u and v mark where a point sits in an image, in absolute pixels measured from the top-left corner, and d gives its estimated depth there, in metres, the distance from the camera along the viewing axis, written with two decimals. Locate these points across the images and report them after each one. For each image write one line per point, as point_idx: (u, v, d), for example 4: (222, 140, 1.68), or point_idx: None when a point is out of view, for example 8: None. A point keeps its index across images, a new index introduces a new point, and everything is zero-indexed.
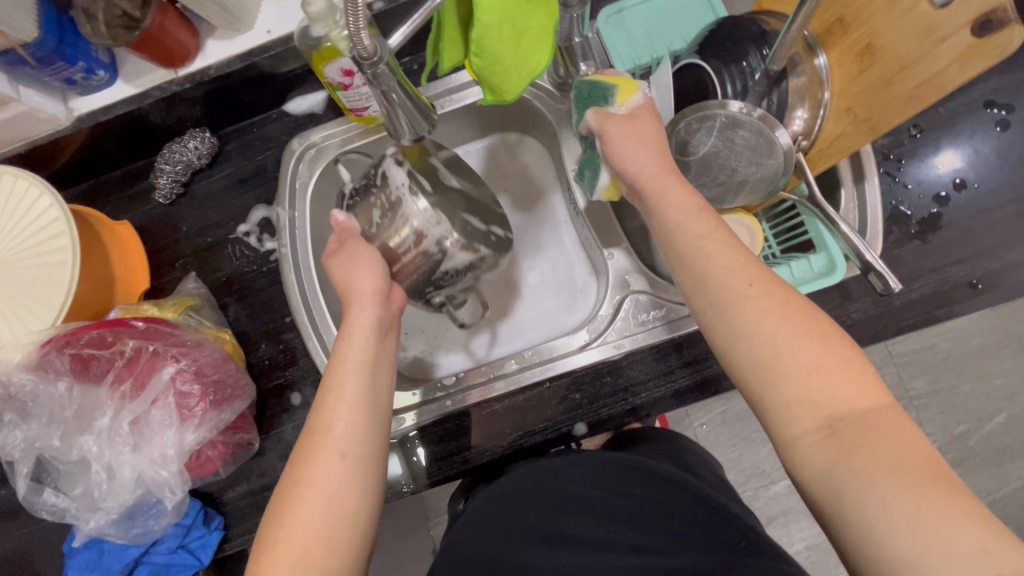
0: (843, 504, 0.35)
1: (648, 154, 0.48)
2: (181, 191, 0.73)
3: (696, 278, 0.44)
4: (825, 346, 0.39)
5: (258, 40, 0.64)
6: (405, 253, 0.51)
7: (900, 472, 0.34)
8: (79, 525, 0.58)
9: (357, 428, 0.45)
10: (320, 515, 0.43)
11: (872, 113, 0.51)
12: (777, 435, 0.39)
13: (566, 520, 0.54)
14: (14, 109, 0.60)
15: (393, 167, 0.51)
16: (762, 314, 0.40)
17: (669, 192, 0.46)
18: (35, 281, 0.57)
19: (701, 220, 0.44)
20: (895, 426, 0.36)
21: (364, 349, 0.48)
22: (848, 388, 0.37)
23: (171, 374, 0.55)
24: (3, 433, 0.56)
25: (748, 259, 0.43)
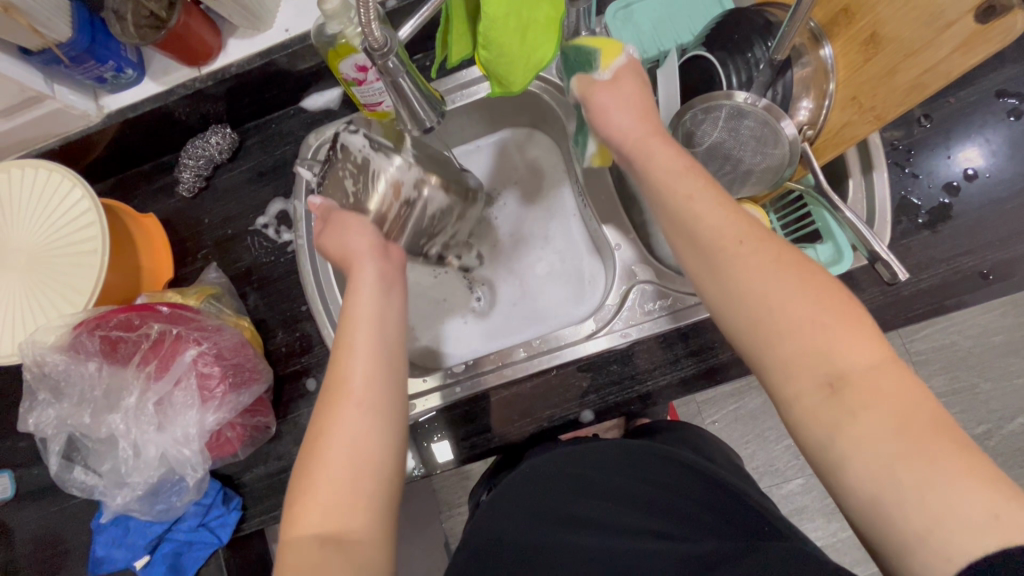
0: (847, 465, 0.36)
1: (633, 118, 0.48)
2: (203, 185, 0.76)
3: (688, 238, 0.44)
4: (820, 300, 0.39)
5: (277, 39, 0.67)
6: (388, 209, 0.52)
7: (904, 429, 0.34)
8: (106, 501, 0.60)
9: (370, 372, 0.47)
10: (350, 451, 0.44)
11: (877, 102, 0.51)
12: (780, 398, 0.40)
13: (582, 501, 0.55)
14: (49, 106, 0.63)
15: (350, 132, 0.51)
16: (755, 270, 0.41)
17: (656, 154, 0.46)
18: (70, 268, 0.61)
19: (687, 181, 0.44)
20: (898, 382, 0.36)
21: (371, 303, 0.50)
22: (848, 343, 0.37)
23: (192, 356, 0.58)
24: (39, 411, 0.59)
25: (738, 216, 0.43)
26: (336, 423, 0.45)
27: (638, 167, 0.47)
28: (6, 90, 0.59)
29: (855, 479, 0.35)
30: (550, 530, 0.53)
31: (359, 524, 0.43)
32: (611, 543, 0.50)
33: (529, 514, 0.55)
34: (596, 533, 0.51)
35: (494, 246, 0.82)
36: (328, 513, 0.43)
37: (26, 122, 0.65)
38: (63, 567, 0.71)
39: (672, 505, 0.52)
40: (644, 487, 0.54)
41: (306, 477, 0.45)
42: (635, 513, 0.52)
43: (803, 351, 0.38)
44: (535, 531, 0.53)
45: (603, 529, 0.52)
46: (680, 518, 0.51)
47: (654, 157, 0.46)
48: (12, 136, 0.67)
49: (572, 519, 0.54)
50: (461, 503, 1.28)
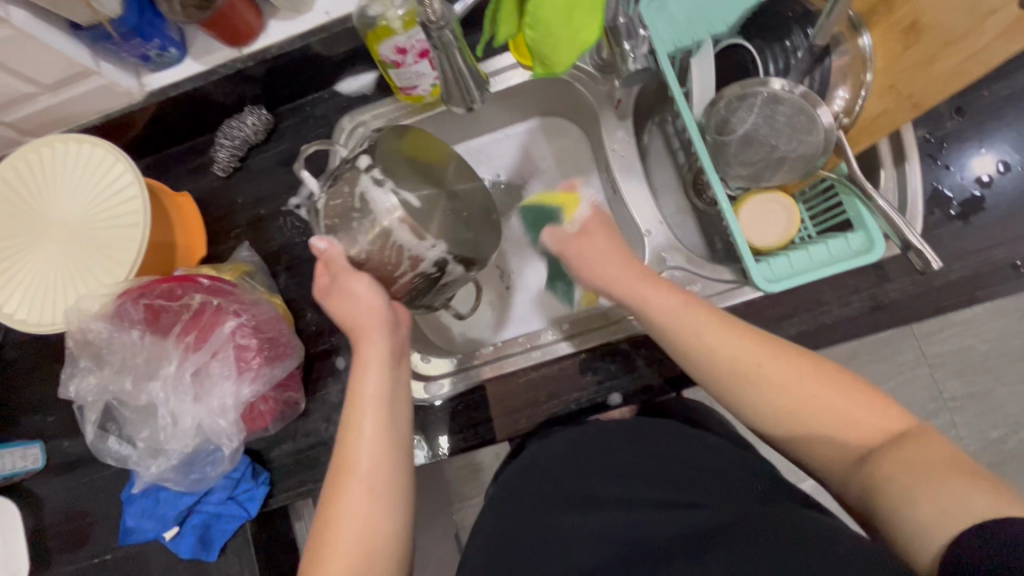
0: (886, 511, 0.39)
1: (614, 267, 0.56)
2: (238, 164, 0.77)
3: (715, 375, 0.49)
4: (834, 389, 0.44)
5: (317, 21, 0.68)
6: (407, 277, 0.55)
7: (936, 478, 0.38)
8: (141, 471, 0.61)
9: (377, 459, 0.48)
10: (365, 519, 0.46)
11: (914, 89, 0.52)
12: (828, 477, 0.45)
13: (593, 483, 0.55)
14: (95, 82, 0.65)
15: (375, 187, 0.52)
16: (779, 380, 0.46)
17: (644, 291, 0.54)
18: (112, 241, 0.62)
19: (690, 316, 0.51)
20: (919, 442, 0.40)
21: (377, 383, 0.51)
22: (863, 423, 0.43)
23: (231, 328, 0.59)
24: (79, 378, 0.60)
25: (736, 329, 0.49)
26: (341, 506, 0.47)
27: (632, 304, 0.54)
28: (56, 64, 0.61)
29: (894, 529, 0.39)
30: (554, 514, 0.53)
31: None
32: (621, 516, 0.50)
33: (537, 505, 0.56)
34: (602, 512, 0.52)
35: (520, 234, 0.82)
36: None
37: (72, 97, 0.66)
38: (91, 537, 0.72)
39: (677, 474, 0.53)
40: (646, 461, 0.56)
41: (314, 560, 0.46)
42: (641, 483, 0.53)
43: (823, 434, 0.44)
44: (545, 508, 0.54)
45: (613, 507, 0.52)
46: (684, 486, 0.52)
47: (649, 300, 0.53)
48: (57, 112, 0.68)
49: (583, 500, 0.54)
50: (472, 495, 1.29)
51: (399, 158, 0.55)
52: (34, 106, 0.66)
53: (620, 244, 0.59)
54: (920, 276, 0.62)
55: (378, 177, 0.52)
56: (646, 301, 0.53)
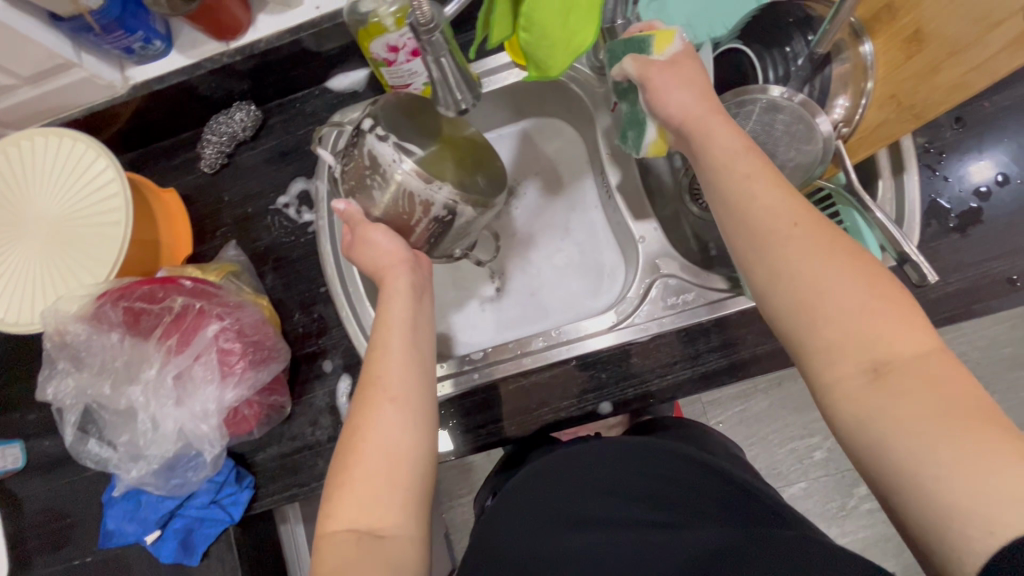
0: (895, 444, 0.35)
1: (691, 93, 0.48)
2: (225, 161, 0.75)
3: (739, 218, 0.43)
4: (875, 288, 0.38)
5: (307, 16, 0.66)
6: (422, 225, 0.54)
7: (948, 414, 0.34)
8: (121, 474, 0.60)
9: (403, 373, 0.49)
10: (395, 431, 0.47)
11: (916, 100, 0.50)
12: (815, 376, 0.40)
13: (596, 502, 0.53)
14: (76, 74, 0.63)
15: (378, 141, 0.50)
16: (804, 256, 0.40)
17: (714, 131, 0.46)
18: (92, 239, 0.60)
19: (749, 162, 0.44)
20: (943, 368, 0.36)
21: (405, 309, 0.52)
22: (895, 332, 0.37)
23: (214, 332, 0.57)
24: (58, 380, 0.59)
25: (793, 196, 0.42)
26: (370, 417, 0.47)
27: (695, 145, 0.47)
28: (34, 56, 0.59)
29: (901, 450, 0.35)
30: (554, 537, 0.51)
31: (393, 523, 0.45)
32: (616, 539, 0.49)
33: (532, 521, 0.54)
34: (599, 533, 0.50)
35: (513, 237, 0.81)
36: (363, 509, 0.44)
37: (53, 89, 0.64)
38: (72, 538, 0.71)
39: (672, 496, 0.52)
40: (646, 483, 0.53)
41: (339, 474, 0.46)
42: (637, 505, 0.51)
43: (844, 335, 0.38)
44: (541, 530, 0.53)
45: (618, 529, 0.50)
46: (679, 509, 0.50)
47: (713, 138, 0.46)
48: (37, 104, 0.66)
49: (578, 518, 0.52)
50: (463, 495, 1.29)
51: (404, 117, 0.52)
52: (13, 97, 0.64)
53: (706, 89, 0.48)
54: (916, 288, 0.61)
55: (382, 134, 0.50)
56: (701, 132, 0.46)
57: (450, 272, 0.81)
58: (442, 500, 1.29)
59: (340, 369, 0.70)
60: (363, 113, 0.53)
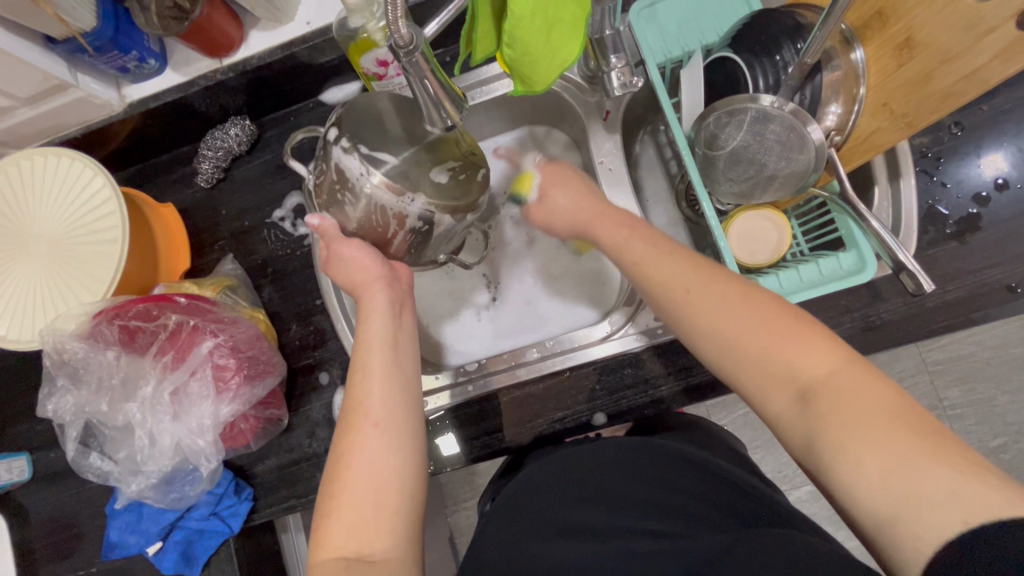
0: (835, 470, 0.37)
1: (569, 209, 0.58)
2: (222, 176, 0.76)
3: (646, 290, 0.50)
4: (771, 325, 0.42)
5: (299, 32, 0.67)
6: (401, 236, 0.55)
7: (867, 428, 0.36)
8: (121, 488, 0.61)
9: (385, 397, 0.49)
10: (378, 463, 0.47)
11: (909, 109, 0.50)
12: (769, 417, 0.43)
13: (585, 508, 0.54)
14: (72, 95, 0.64)
15: (345, 155, 0.50)
16: (710, 312, 0.45)
17: (604, 229, 0.55)
18: (89, 259, 0.61)
19: (642, 248, 0.51)
20: (856, 382, 0.38)
21: (383, 327, 0.53)
22: (806, 358, 0.41)
23: (209, 348, 0.58)
24: (57, 397, 0.60)
25: (687, 265, 0.48)
26: (353, 444, 0.47)
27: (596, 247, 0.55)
28: (30, 78, 0.60)
29: (842, 478, 0.37)
30: (551, 544, 0.51)
31: (382, 547, 0.44)
32: (605, 547, 0.50)
33: (534, 530, 0.54)
34: (596, 543, 0.50)
35: (509, 244, 0.81)
36: (351, 534, 0.44)
37: (50, 110, 0.65)
38: (78, 549, 0.72)
39: (670, 504, 0.52)
40: (642, 489, 0.54)
41: (326, 504, 0.46)
42: (630, 513, 0.52)
43: (766, 374, 0.42)
44: (536, 540, 0.52)
45: (609, 535, 0.51)
46: (682, 517, 0.50)
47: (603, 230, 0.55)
48: (36, 124, 0.67)
49: (572, 527, 0.53)
50: (467, 498, 1.29)
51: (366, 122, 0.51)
52: (10, 119, 0.65)
53: (584, 191, 0.58)
54: (913, 297, 0.61)
55: (347, 146, 0.50)
56: (600, 230, 0.55)
57: (445, 282, 0.80)
58: (447, 503, 1.30)
59: (336, 381, 0.70)
60: (330, 120, 0.53)
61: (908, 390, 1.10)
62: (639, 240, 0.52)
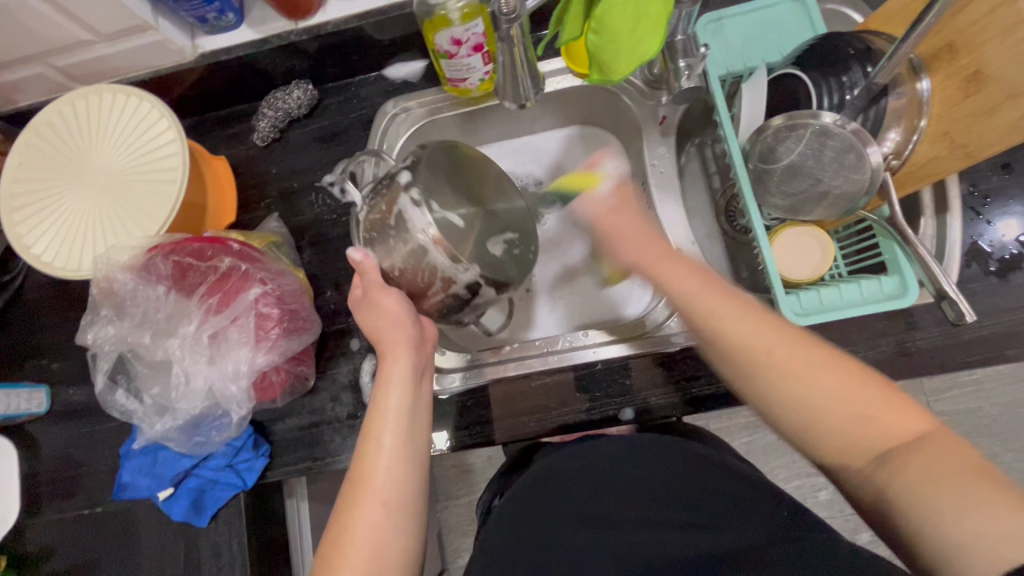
0: (909, 517, 0.40)
1: (638, 246, 0.56)
2: (277, 136, 0.78)
3: (721, 351, 0.50)
4: (863, 386, 0.45)
5: (376, 4, 0.68)
6: (439, 297, 0.56)
7: (948, 479, 0.39)
8: (144, 428, 0.61)
9: (393, 475, 0.50)
10: (384, 527, 0.48)
11: (969, 139, 0.52)
12: (841, 475, 0.46)
13: (609, 500, 0.53)
14: (150, 37, 0.65)
15: (411, 204, 0.52)
16: (804, 363, 0.46)
17: (673, 274, 0.53)
18: (147, 196, 0.62)
19: (713, 297, 0.50)
20: (947, 445, 0.41)
21: (400, 399, 0.53)
22: (896, 423, 0.43)
23: (255, 295, 0.59)
24: (98, 327, 0.60)
25: (767, 318, 0.48)
26: (358, 516, 0.48)
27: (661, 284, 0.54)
28: (115, 15, 0.61)
29: (915, 521, 0.39)
30: (572, 532, 0.51)
31: None
32: (630, 535, 0.49)
33: (554, 519, 0.53)
34: (617, 532, 0.50)
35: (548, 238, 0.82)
36: None
37: (126, 49, 0.67)
38: (84, 488, 0.72)
39: (693, 497, 0.51)
40: (669, 487, 0.53)
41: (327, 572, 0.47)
42: (656, 505, 0.51)
43: (848, 435, 0.44)
44: (559, 529, 0.52)
45: (633, 524, 0.50)
46: (715, 509, 0.50)
47: (670, 279, 0.53)
48: (108, 62, 0.69)
49: (594, 518, 0.52)
50: (459, 495, 1.28)
51: (441, 173, 0.55)
52: (87, 54, 0.67)
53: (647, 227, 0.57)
54: (951, 327, 0.62)
55: (417, 198, 0.52)
56: (662, 275, 0.53)
57: None
58: (438, 498, 1.29)
59: (366, 349, 0.70)
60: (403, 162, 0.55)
61: None
62: (711, 291, 0.51)
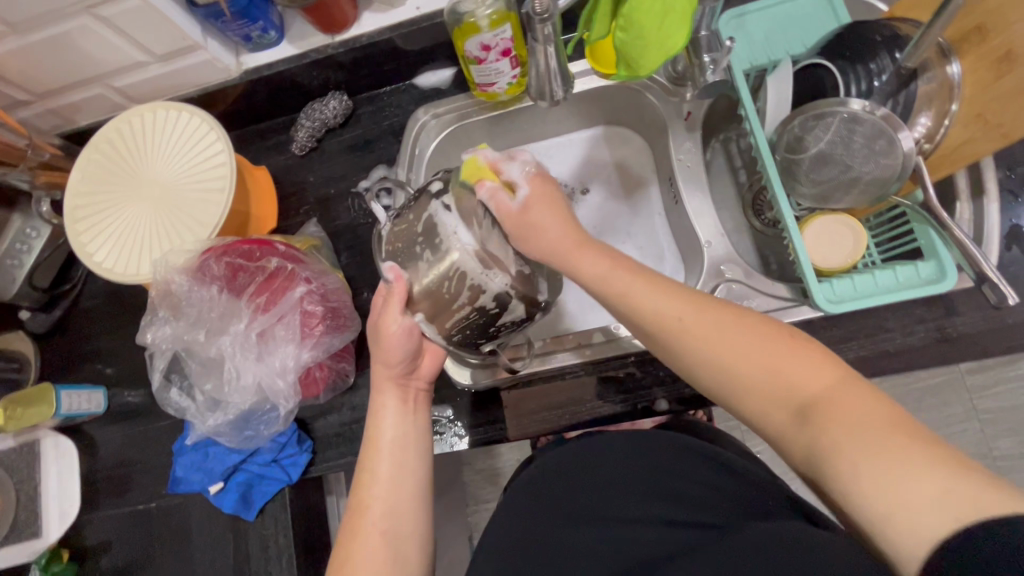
0: (838, 482, 0.39)
1: (557, 223, 0.51)
2: (314, 145, 0.81)
3: (631, 319, 0.49)
4: (769, 342, 0.44)
5: (408, 15, 0.72)
6: (462, 313, 0.51)
7: (869, 438, 0.38)
8: (197, 424, 0.64)
9: (389, 507, 0.51)
10: (380, 560, 0.49)
11: (1005, 119, 0.51)
12: (769, 433, 0.45)
13: (618, 494, 0.53)
14: (200, 56, 0.70)
15: (443, 209, 0.51)
16: (708, 332, 0.46)
17: (583, 262, 0.50)
18: (197, 205, 0.66)
19: (624, 280, 0.49)
20: (856, 397, 0.40)
21: (392, 428, 0.54)
22: (807, 376, 0.42)
23: (301, 294, 0.62)
24: (157, 328, 0.64)
25: (677, 296, 0.48)
26: (357, 548, 0.50)
27: (566, 267, 0.51)
28: (169, 35, 0.66)
29: (846, 487, 0.38)
30: (578, 528, 0.51)
31: None
32: (633, 534, 0.49)
33: (564, 516, 0.53)
34: (620, 531, 0.50)
35: None
36: None
37: (177, 69, 0.71)
38: (139, 484, 0.75)
39: (688, 493, 0.51)
40: (674, 482, 0.52)
41: None
42: (656, 501, 0.51)
43: (767, 393, 0.44)
44: (568, 523, 0.52)
45: (634, 523, 0.50)
46: (713, 506, 0.49)
47: (583, 263, 0.50)
48: (161, 81, 0.73)
49: (597, 514, 0.52)
50: (489, 500, 1.28)
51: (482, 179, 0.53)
52: (142, 74, 0.72)
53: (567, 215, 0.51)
54: (994, 311, 0.61)
55: (449, 203, 0.51)
56: (577, 265, 0.50)
57: None
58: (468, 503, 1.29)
59: None
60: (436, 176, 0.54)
61: (959, 436, 1.06)
62: (623, 270, 0.49)
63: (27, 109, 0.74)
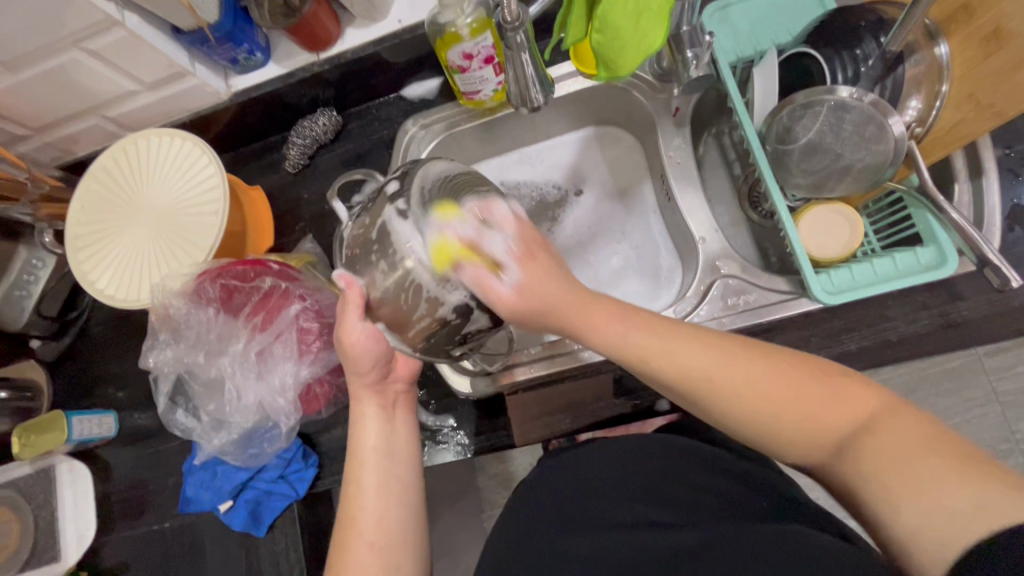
0: (877, 508, 0.40)
1: (556, 282, 0.48)
2: (307, 162, 0.82)
3: (661, 381, 0.47)
4: (795, 380, 0.44)
5: (391, 29, 0.72)
6: (424, 323, 0.48)
7: (905, 462, 0.39)
8: (203, 444, 0.65)
9: (379, 519, 0.51)
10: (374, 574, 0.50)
11: (996, 98, 0.50)
12: (807, 464, 0.45)
13: (610, 501, 0.53)
14: (189, 81, 0.71)
15: (396, 216, 0.47)
16: (741, 390, 0.44)
17: (596, 316, 0.48)
18: (193, 228, 0.67)
19: (635, 317, 0.48)
20: (889, 424, 0.40)
21: (377, 439, 0.54)
22: (837, 406, 0.42)
23: (296, 311, 0.63)
24: (159, 351, 0.65)
25: (700, 341, 0.46)
26: (348, 562, 0.50)
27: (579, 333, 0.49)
28: (157, 64, 0.67)
29: (885, 512, 0.39)
30: (572, 536, 0.51)
31: None
32: (628, 539, 0.49)
33: (557, 523, 0.53)
34: (615, 535, 0.50)
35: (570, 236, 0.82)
36: None
37: (168, 95, 0.73)
38: (153, 505, 0.77)
39: (682, 497, 0.51)
40: (666, 486, 0.52)
41: None
42: (650, 506, 0.51)
43: (802, 430, 0.43)
44: (560, 531, 0.52)
45: (628, 527, 0.50)
46: (703, 509, 0.49)
47: (600, 325, 0.48)
48: (153, 108, 0.75)
49: (592, 521, 0.52)
50: None
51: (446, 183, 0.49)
52: (134, 103, 0.73)
53: None
54: (997, 295, 0.60)
55: (403, 208, 0.47)
56: (586, 325, 0.48)
57: None
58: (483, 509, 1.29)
59: None
60: (391, 174, 0.51)
61: (978, 420, 1.04)
62: (636, 328, 0.47)
63: (27, 143, 0.76)
